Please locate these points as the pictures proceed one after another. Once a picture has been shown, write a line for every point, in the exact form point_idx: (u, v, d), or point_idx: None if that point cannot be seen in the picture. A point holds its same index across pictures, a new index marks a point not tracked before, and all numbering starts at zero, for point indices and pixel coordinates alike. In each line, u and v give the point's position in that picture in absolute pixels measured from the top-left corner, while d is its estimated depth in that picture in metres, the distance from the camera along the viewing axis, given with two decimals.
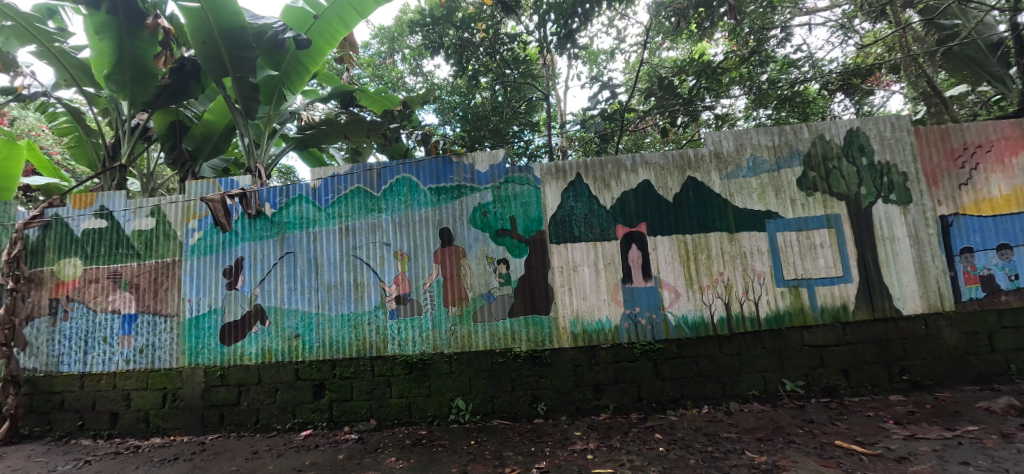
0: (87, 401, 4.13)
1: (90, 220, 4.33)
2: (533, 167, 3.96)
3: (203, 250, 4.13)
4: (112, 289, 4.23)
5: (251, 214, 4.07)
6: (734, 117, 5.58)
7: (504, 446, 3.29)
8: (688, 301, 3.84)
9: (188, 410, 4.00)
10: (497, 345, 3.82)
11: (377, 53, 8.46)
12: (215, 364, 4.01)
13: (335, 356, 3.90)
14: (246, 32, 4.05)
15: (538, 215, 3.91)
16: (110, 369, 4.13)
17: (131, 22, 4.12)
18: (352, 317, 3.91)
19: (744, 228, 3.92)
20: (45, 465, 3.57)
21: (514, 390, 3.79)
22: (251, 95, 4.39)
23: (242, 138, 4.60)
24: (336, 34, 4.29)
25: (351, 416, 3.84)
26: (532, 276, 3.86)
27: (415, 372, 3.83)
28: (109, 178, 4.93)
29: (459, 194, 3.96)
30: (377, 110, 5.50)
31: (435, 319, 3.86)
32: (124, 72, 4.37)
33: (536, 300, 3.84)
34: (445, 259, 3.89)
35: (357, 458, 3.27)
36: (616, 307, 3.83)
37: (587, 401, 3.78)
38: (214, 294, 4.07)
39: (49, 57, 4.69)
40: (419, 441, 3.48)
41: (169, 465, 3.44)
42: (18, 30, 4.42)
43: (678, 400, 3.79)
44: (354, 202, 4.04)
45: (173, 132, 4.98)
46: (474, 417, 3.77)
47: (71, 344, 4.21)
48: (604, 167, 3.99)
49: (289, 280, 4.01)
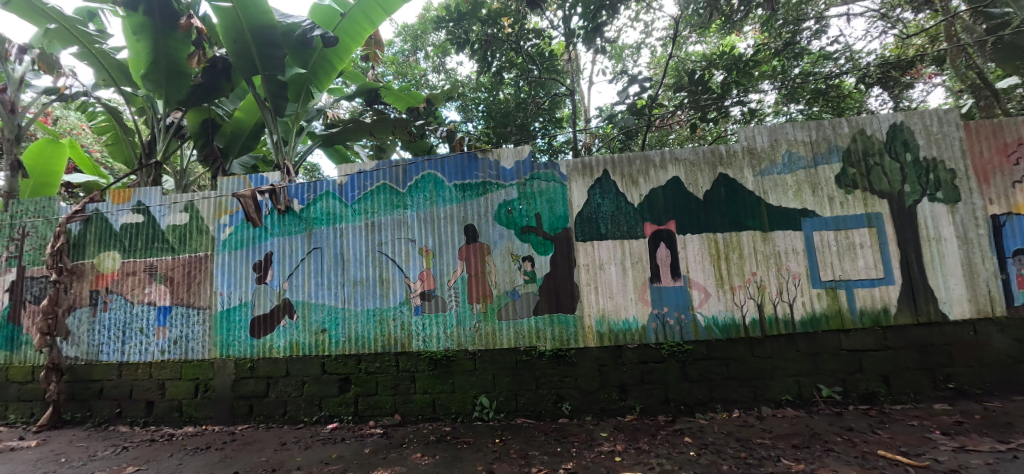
0: (125, 389, 4.29)
1: (129, 215, 4.48)
2: (559, 163, 3.89)
3: (234, 244, 4.23)
4: (148, 281, 4.37)
5: (281, 210, 4.14)
6: (763, 112, 5.41)
7: (530, 445, 3.25)
8: (719, 301, 3.73)
9: (219, 401, 4.10)
10: (521, 343, 3.78)
11: (399, 51, 8.42)
12: (246, 356, 4.09)
13: (361, 351, 3.93)
14: (275, 31, 4.11)
15: (563, 212, 3.85)
16: (146, 358, 4.27)
17: (166, 22, 4.24)
18: (378, 312, 3.94)
19: (778, 227, 3.77)
20: (86, 450, 3.71)
21: (538, 388, 3.75)
22: (278, 93, 4.47)
23: (271, 135, 4.67)
24: (363, 32, 4.36)
25: (376, 410, 3.86)
26: (558, 274, 3.80)
27: (439, 368, 3.82)
28: (145, 175, 5.10)
29: (484, 191, 3.92)
30: (402, 108, 5.45)
31: (460, 315, 3.85)
32: (159, 71, 4.49)
33: (561, 299, 3.78)
34: (470, 255, 3.87)
35: (383, 453, 3.28)
36: (643, 306, 3.74)
37: (613, 402, 3.70)
38: (245, 288, 4.15)
39: (89, 58, 4.88)
40: (443, 438, 3.48)
41: (202, 453, 3.53)
42: (62, 31, 4.60)
43: (706, 403, 3.68)
44: (380, 198, 4.05)
45: (205, 130, 5.05)
46: (498, 415, 3.73)
47: (110, 334, 4.37)
48: (632, 163, 3.90)
49: (316, 276, 4.06)
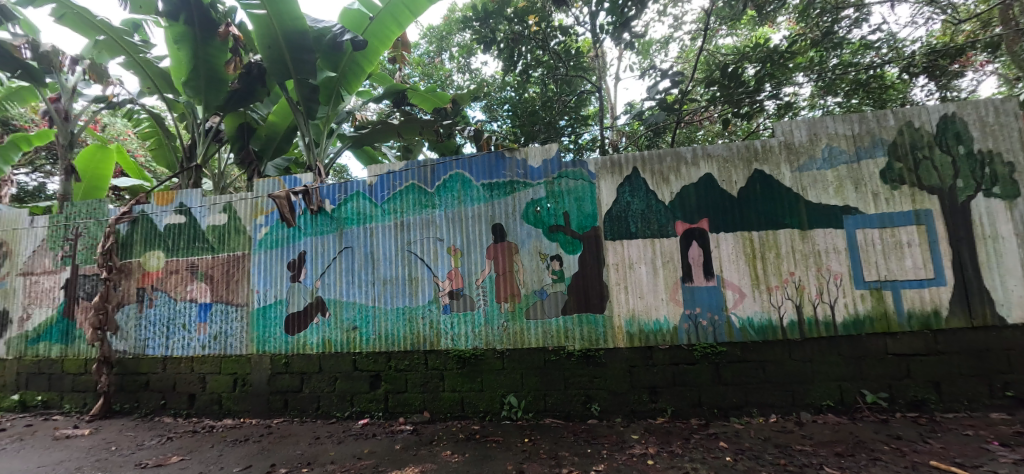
0: (169, 382, 4.49)
1: (172, 216, 4.70)
2: (588, 161, 3.84)
3: (270, 243, 4.37)
4: (190, 279, 4.56)
5: (313, 210, 4.25)
6: (798, 106, 5.21)
7: (559, 445, 3.22)
8: (755, 302, 3.60)
9: (256, 395, 4.25)
10: (549, 343, 3.75)
11: (424, 53, 8.52)
12: (281, 352, 4.22)
13: (391, 349, 3.99)
14: (307, 36, 4.21)
15: (592, 211, 3.80)
16: (189, 353, 4.47)
17: (204, 31, 4.44)
18: (407, 310, 3.99)
19: (818, 225, 3.61)
20: (135, 439, 3.91)
21: (567, 389, 3.71)
22: (310, 96, 4.58)
23: (303, 137, 4.80)
24: (391, 34, 4.42)
25: (406, 408, 3.91)
26: (586, 274, 3.76)
27: (468, 367, 3.84)
28: (187, 178, 5.34)
29: (511, 190, 3.92)
30: (429, 109, 5.51)
31: (488, 314, 3.85)
32: (199, 78, 4.69)
33: (590, 298, 3.74)
34: (498, 255, 3.88)
35: (414, 449, 3.32)
36: (675, 307, 3.65)
37: (643, 403, 3.63)
38: (280, 286, 4.28)
39: (135, 67, 5.14)
40: (473, 436, 3.49)
41: (241, 445, 3.66)
42: (110, 43, 4.86)
43: (741, 407, 3.56)
44: (409, 198, 4.10)
45: (241, 134, 5.27)
46: (526, 414, 3.72)
47: (155, 329, 4.59)
48: (663, 160, 3.81)
49: (347, 274, 4.15)
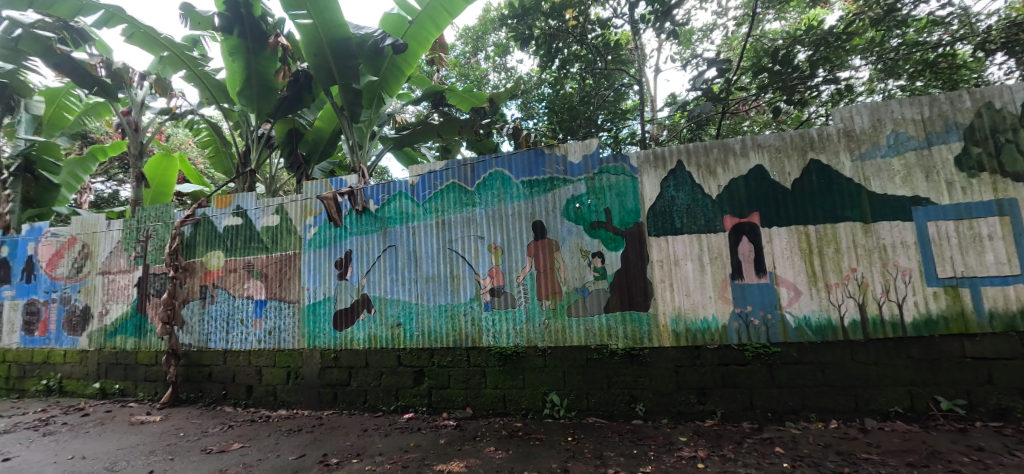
0: (229, 374, 4.79)
1: (230, 218, 5.00)
2: (629, 155, 3.75)
3: (318, 243, 4.56)
4: (246, 277, 4.84)
5: (359, 210, 4.41)
6: (855, 91, 4.87)
7: (604, 445, 3.17)
8: (812, 300, 3.39)
9: (307, 387, 4.45)
10: (592, 341, 3.70)
11: (460, 53, 8.62)
12: (330, 347, 4.41)
13: (434, 345, 4.08)
14: (350, 42, 4.36)
15: (635, 206, 3.71)
16: (246, 347, 4.74)
17: (256, 43, 4.70)
18: (449, 307, 4.06)
19: (883, 217, 3.35)
20: (201, 426, 4.20)
21: (610, 388, 3.65)
22: (354, 100, 4.73)
23: (347, 140, 4.99)
24: (429, 36, 4.48)
25: (449, 403, 3.98)
26: (630, 271, 3.67)
27: (509, 364, 3.86)
28: (242, 182, 5.68)
29: (551, 187, 3.89)
30: (466, 109, 5.54)
31: (529, 312, 3.85)
32: (252, 87, 4.94)
33: (634, 296, 3.65)
34: (538, 252, 3.87)
35: (458, 444, 3.37)
36: (724, 305, 3.51)
37: (691, 405, 3.51)
38: (328, 284, 4.47)
39: (195, 80, 5.49)
40: (516, 433, 3.49)
41: (295, 435, 3.84)
42: (173, 58, 5.23)
43: (798, 411, 3.36)
44: (450, 197, 4.17)
45: (291, 140, 5.53)
46: (569, 413, 3.69)
47: (216, 324, 4.91)
48: (709, 152, 3.66)
49: (391, 272, 4.27)
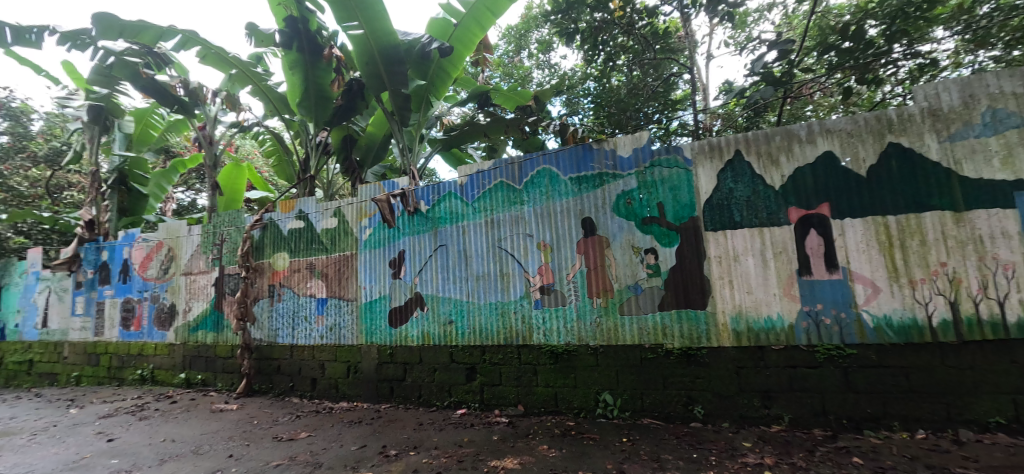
0: (295, 367, 5.13)
1: (293, 221, 5.35)
2: (683, 147, 3.60)
3: (373, 243, 4.78)
4: (309, 277, 5.16)
5: (410, 211, 4.57)
6: (942, 65, 4.37)
7: (661, 448, 3.08)
8: (892, 298, 3.02)
9: (366, 381, 4.67)
10: (646, 340, 3.60)
11: (504, 53, 8.67)
12: (386, 343, 4.60)
13: (485, 342, 4.15)
14: (399, 49, 4.51)
15: (690, 200, 3.56)
16: (310, 342, 5.06)
17: (313, 56, 4.98)
18: (499, 305, 4.12)
19: (980, 204, 2.87)
20: (272, 415, 4.53)
21: (666, 389, 3.53)
22: (403, 105, 4.87)
23: (398, 144, 5.18)
24: (474, 38, 4.56)
25: (501, 400, 4.03)
26: (685, 267, 3.54)
27: (560, 362, 3.84)
28: (304, 188, 6.08)
29: (601, 182, 3.83)
30: (511, 108, 5.59)
31: (580, 310, 3.83)
32: (310, 98, 5.26)
33: (690, 294, 3.52)
34: (588, 249, 3.82)
35: (511, 441, 3.41)
36: (790, 302, 3.26)
37: (754, 408, 3.29)
38: (383, 282, 4.68)
39: (259, 94, 5.91)
40: (568, 432, 3.47)
41: (357, 426, 4.05)
42: (241, 75, 5.67)
43: (878, 419, 2.99)
44: (498, 195, 4.22)
45: (346, 146, 5.80)
46: (623, 413, 3.61)
47: (283, 321, 5.28)
48: (771, 140, 3.43)
49: (443, 271, 4.40)
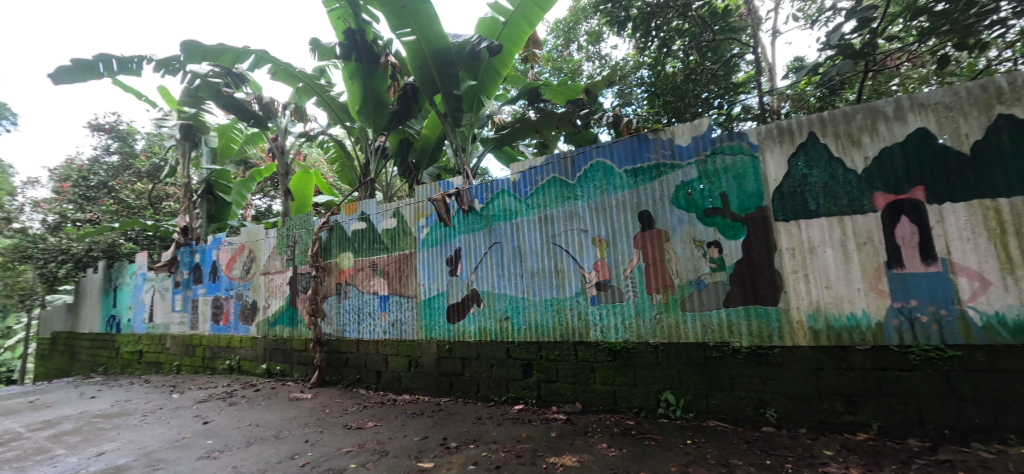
0: (361, 360, 5.45)
1: (356, 223, 5.68)
2: (748, 132, 3.38)
3: (431, 242, 4.96)
4: (372, 275, 5.47)
5: (465, 210, 4.70)
6: None
7: (729, 452, 2.91)
8: (1008, 293, 2.53)
9: (426, 375, 4.87)
10: (710, 338, 3.43)
11: (552, 47, 8.60)
12: (445, 338, 4.77)
13: (541, 339, 4.17)
14: (450, 51, 4.64)
15: (757, 189, 3.34)
16: (375, 336, 5.36)
17: (370, 64, 5.26)
18: (555, 302, 4.13)
19: None
20: (342, 405, 4.85)
21: (733, 390, 3.30)
22: (456, 106, 5.04)
23: (452, 144, 5.33)
24: (523, 34, 4.58)
25: (558, 397, 4.02)
26: (753, 260, 3.32)
27: (619, 360, 3.77)
28: (365, 191, 6.45)
29: (658, 174, 3.70)
30: (562, 103, 5.55)
31: (639, 306, 3.74)
32: (369, 105, 5.52)
33: (758, 288, 3.29)
34: (646, 244, 3.73)
35: (569, 438, 3.39)
36: (878, 298, 2.89)
37: (836, 414, 2.95)
38: (441, 280, 4.86)
39: (323, 104, 6.33)
40: (628, 432, 3.40)
41: (419, 418, 4.23)
42: (306, 88, 6.10)
43: (990, 431, 2.53)
44: (551, 191, 4.23)
45: (403, 149, 6.17)
46: (686, 414, 3.45)
47: (350, 316, 5.63)
48: (852, 119, 3.07)
49: (498, 268, 4.49)
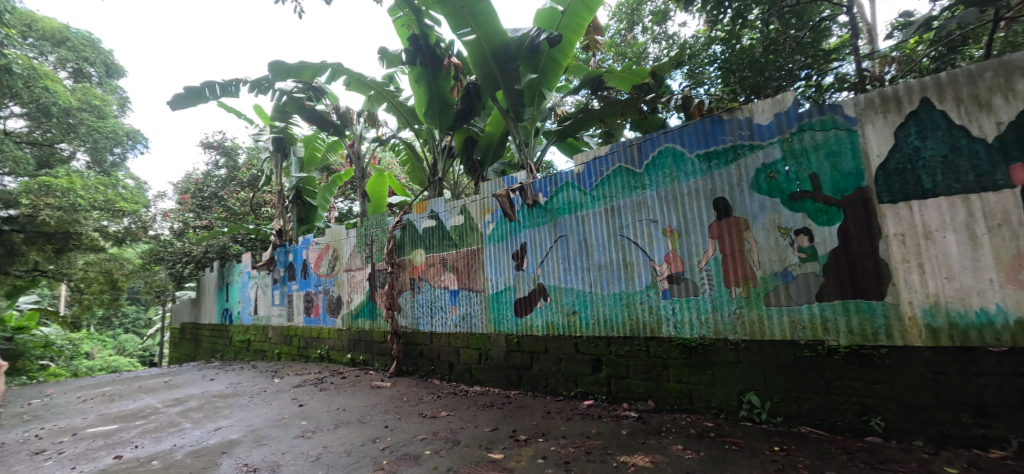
0: (435, 352, 5.73)
1: (426, 221, 5.98)
2: (843, 104, 2.99)
3: (497, 237, 5.07)
4: (442, 270, 5.72)
5: (530, 204, 4.74)
6: None
7: (824, 463, 2.60)
8: None
9: (496, 368, 4.98)
10: (800, 335, 3.11)
11: (615, 32, 8.26)
12: (513, 332, 4.85)
13: (610, 334, 4.08)
14: (509, 47, 4.68)
15: (855, 167, 2.94)
16: (447, 329, 5.61)
17: (433, 67, 5.47)
18: (624, 296, 4.02)
19: None
20: (418, 394, 5.14)
21: (829, 394, 2.94)
22: (518, 101, 4.96)
23: (514, 139, 5.37)
24: (583, 21, 4.51)
25: (629, 394, 3.91)
26: (851, 248, 2.93)
27: (694, 357, 3.56)
28: (434, 190, 6.75)
29: (734, 157, 3.42)
30: (626, 89, 5.44)
31: (716, 300, 3.51)
32: (434, 107, 5.76)
33: (859, 280, 2.91)
34: (723, 233, 3.48)
35: (642, 437, 3.28)
36: (1019, 291, 2.36)
37: (962, 427, 2.49)
38: (508, 274, 4.95)
39: (393, 109, 6.71)
40: (706, 434, 3.20)
41: (490, 409, 4.36)
42: (377, 94, 6.50)
43: None
44: (618, 181, 4.11)
45: (468, 147, 6.30)
46: (773, 418, 3.16)
47: (423, 310, 5.94)
48: (982, 77, 2.54)
49: (564, 262, 4.47)
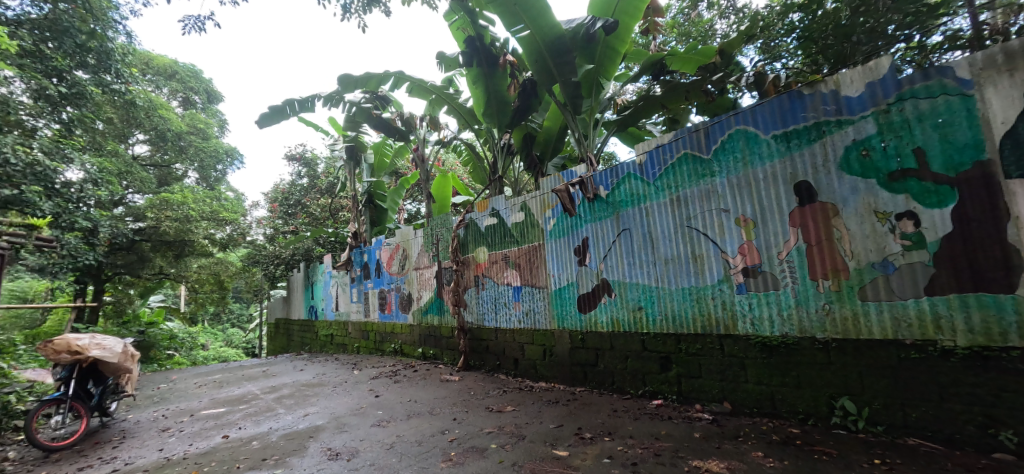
0: (500, 347, 5.82)
1: (489, 219, 6.10)
2: (956, 63, 2.53)
3: (558, 232, 5.05)
4: (505, 267, 5.81)
5: (591, 198, 4.66)
6: None
7: None
8: None
9: (561, 364, 4.95)
10: (905, 334, 2.70)
11: (678, 10, 7.75)
12: (577, 328, 4.80)
13: (679, 331, 3.88)
14: (564, 38, 4.59)
15: (974, 137, 2.47)
16: (511, 325, 5.68)
17: (490, 66, 5.53)
18: (694, 291, 3.81)
19: None
20: (484, 388, 5.27)
21: (944, 402, 2.53)
22: (574, 93, 4.93)
23: (573, 133, 5.19)
24: (640, 4, 4.32)
25: (703, 394, 3.67)
26: (970, 233, 2.47)
27: (776, 357, 3.26)
28: (495, 188, 6.86)
29: (818, 135, 3.07)
30: (691, 70, 4.95)
31: (800, 295, 3.19)
32: (492, 106, 5.84)
33: (982, 270, 2.44)
34: (806, 220, 3.14)
35: (716, 441, 3.08)
36: None
37: None
38: (570, 270, 4.90)
39: (453, 111, 6.91)
40: (791, 441, 2.92)
41: (554, 405, 4.34)
42: (438, 98, 6.73)
43: None
44: (683, 170, 3.88)
45: (527, 143, 6.27)
46: (874, 428, 2.78)
47: (488, 306, 6.07)
48: None
49: (628, 256, 4.33)
